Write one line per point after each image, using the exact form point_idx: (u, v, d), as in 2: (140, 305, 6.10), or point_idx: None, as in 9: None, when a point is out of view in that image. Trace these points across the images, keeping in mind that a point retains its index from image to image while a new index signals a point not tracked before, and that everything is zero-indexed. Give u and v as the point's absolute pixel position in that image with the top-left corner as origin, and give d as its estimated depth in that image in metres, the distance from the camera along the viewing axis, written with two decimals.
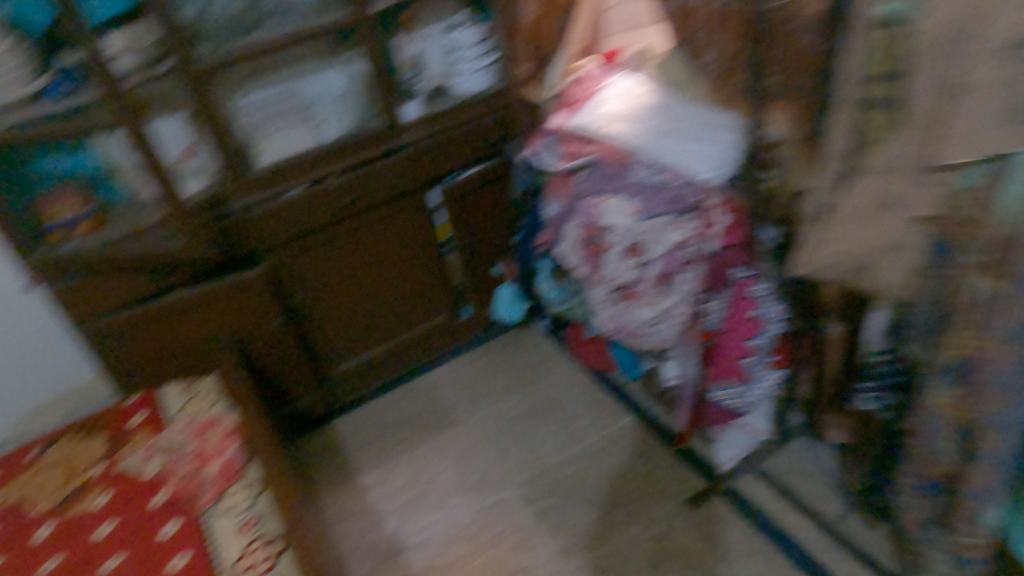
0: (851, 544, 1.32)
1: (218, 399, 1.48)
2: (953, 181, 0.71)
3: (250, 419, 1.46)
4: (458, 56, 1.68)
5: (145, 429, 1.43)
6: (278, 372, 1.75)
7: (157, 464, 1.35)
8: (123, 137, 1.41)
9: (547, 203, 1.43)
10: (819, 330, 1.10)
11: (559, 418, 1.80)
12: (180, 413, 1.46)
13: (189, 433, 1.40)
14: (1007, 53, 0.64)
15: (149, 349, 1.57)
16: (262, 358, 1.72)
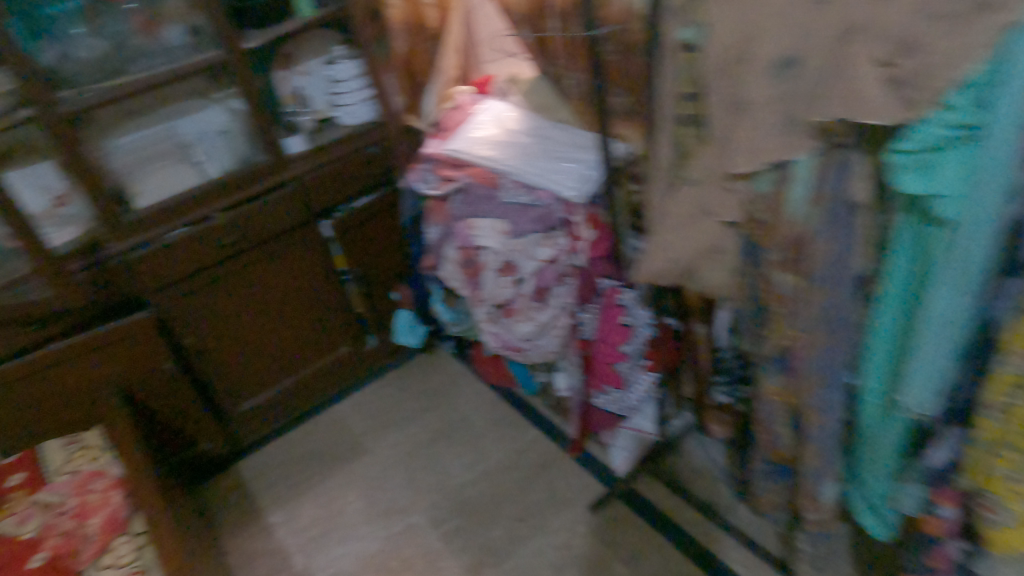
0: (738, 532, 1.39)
1: (104, 451, 1.43)
2: (752, 187, 0.79)
3: (143, 465, 1.41)
4: (339, 89, 1.70)
5: (21, 489, 1.36)
6: (174, 420, 1.66)
7: (35, 524, 1.28)
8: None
9: (427, 228, 1.45)
10: (689, 328, 1.12)
11: (466, 438, 1.82)
12: (62, 468, 1.40)
13: (70, 489, 1.35)
14: (775, 72, 0.72)
15: (23, 410, 1.44)
16: (155, 408, 1.62)
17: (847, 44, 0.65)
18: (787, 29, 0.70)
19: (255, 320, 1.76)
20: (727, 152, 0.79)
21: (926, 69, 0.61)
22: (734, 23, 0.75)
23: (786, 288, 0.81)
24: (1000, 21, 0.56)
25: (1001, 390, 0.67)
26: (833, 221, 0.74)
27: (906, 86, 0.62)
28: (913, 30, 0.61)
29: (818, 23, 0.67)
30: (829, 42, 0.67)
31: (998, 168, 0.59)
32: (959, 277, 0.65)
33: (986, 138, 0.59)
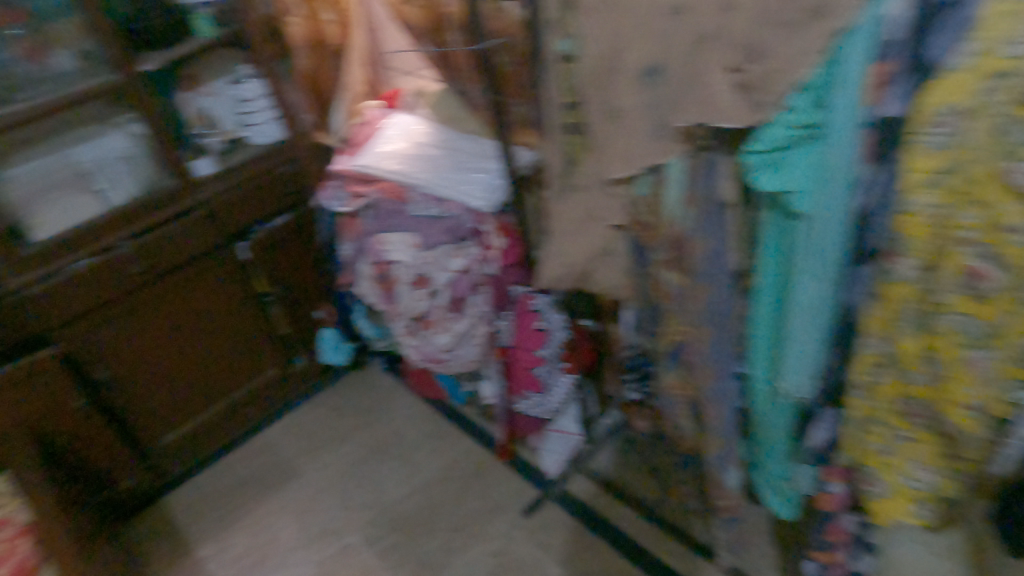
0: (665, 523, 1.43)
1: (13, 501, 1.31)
2: (633, 191, 0.82)
3: (44, 517, 1.33)
4: (248, 108, 1.60)
5: None
6: (90, 460, 1.58)
7: None
8: None
9: (342, 244, 1.45)
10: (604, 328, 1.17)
11: (399, 452, 1.81)
12: None
13: None
14: (643, 80, 0.75)
15: None
16: (66, 449, 1.54)
17: (703, 52, 0.69)
18: (651, 39, 0.74)
19: (173, 349, 1.69)
20: (607, 159, 0.82)
21: (770, 74, 0.65)
22: (604, 34, 0.78)
23: (673, 285, 0.84)
24: (829, 28, 0.61)
25: (864, 368, 0.72)
26: (707, 219, 0.77)
27: (754, 90, 0.66)
28: (757, 37, 0.65)
29: (677, 33, 0.71)
30: (687, 50, 0.70)
31: (840, 163, 0.63)
32: (815, 265, 0.69)
33: (828, 137, 0.64)
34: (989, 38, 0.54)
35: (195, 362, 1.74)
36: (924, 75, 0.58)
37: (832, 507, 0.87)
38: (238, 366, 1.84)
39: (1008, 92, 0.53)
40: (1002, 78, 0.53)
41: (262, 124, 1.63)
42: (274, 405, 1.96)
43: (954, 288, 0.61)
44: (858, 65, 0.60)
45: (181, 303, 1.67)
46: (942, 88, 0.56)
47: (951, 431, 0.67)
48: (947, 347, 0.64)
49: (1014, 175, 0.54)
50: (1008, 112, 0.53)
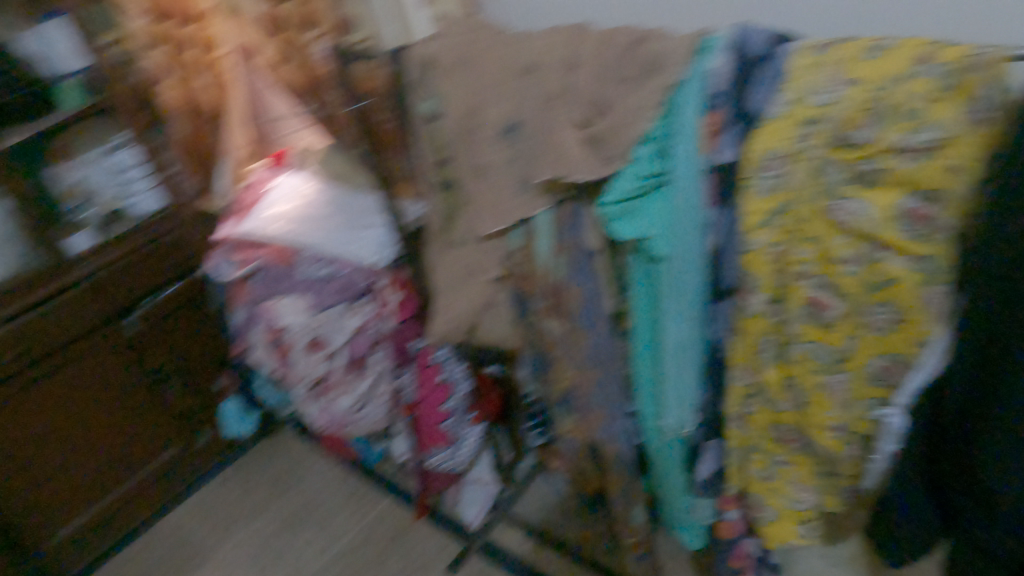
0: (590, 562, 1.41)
1: None
2: (506, 244, 0.83)
3: None
4: (126, 177, 1.54)
5: None
6: None
7: None
8: None
9: (231, 312, 1.39)
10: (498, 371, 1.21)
11: (315, 521, 1.68)
12: None
13: None
14: (503, 137, 0.77)
15: None
16: None
17: (554, 108, 0.72)
18: (508, 98, 0.76)
19: (55, 444, 1.45)
20: (478, 214, 0.82)
21: (616, 127, 0.67)
22: (463, 95, 0.80)
23: (555, 332, 0.85)
24: (662, 84, 0.65)
25: (738, 399, 0.75)
26: (579, 267, 0.79)
27: (601, 145, 0.69)
28: (603, 93, 0.69)
29: (530, 92, 0.74)
30: (540, 107, 0.73)
31: (688, 207, 0.66)
32: (680, 305, 0.71)
33: (673, 183, 0.67)
34: (798, 89, 0.59)
35: (85, 456, 1.52)
36: (748, 123, 0.62)
37: (731, 534, 0.88)
38: (131, 451, 1.62)
39: (821, 136, 0.58)
40: (812, 124, 0.59)
41: (141, 194, 1.55)
42: (175, 485, 1.75)
43: (798, 318, 0.65)
44: (691, 116, 0.64)
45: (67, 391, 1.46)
46: (764, 133, 0.61)
47: (819, 449, 0.71)
48: (805, 373, 0.68)
49: (836, 212, 0.59)
50: (823, 154, 0.58)
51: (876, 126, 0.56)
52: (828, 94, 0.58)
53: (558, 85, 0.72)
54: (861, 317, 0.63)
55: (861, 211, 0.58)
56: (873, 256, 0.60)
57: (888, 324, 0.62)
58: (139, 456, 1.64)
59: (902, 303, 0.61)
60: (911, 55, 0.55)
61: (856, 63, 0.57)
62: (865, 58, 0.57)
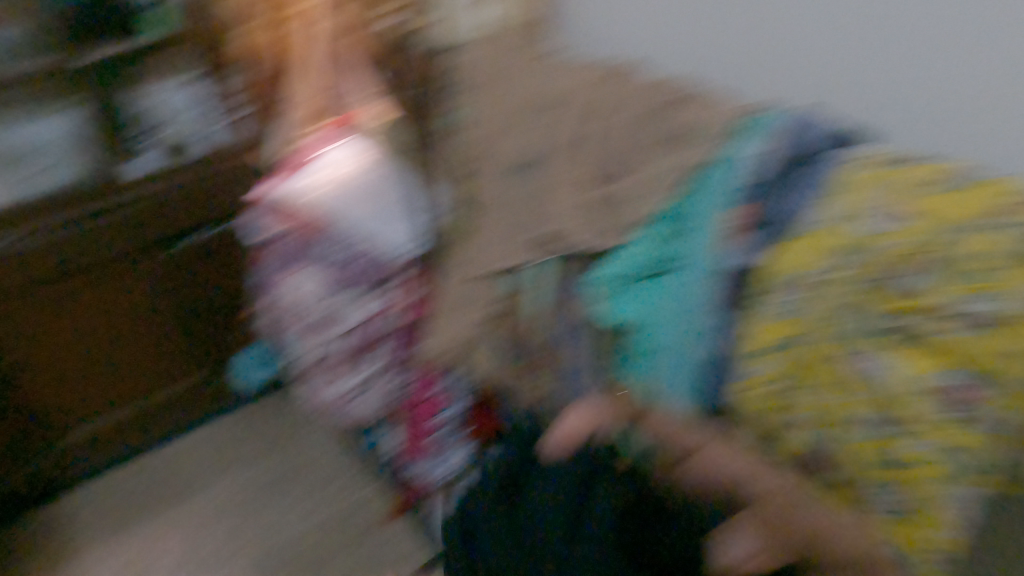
0: None
1: None
2: (500, 286, 0.77)
3: None
4: (186, 115, 1.66)
5: None
6: None
7: None
8: None
9: (263, 266, 1.39)
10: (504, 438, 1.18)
11: (303, 488, 1.77)
12: None
13: None
14: (523, 170, 0.73)
15: None
16: None
17: (569, 156, 0.69)
18: (527, 134, 0.74)
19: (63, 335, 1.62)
20: (483, 245, 0.79)
21: (634, 192, 0.63)
22: (496, 117, 0.77)
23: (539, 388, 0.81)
24: (678, 162, 0.60)
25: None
26: (565, 335, 0.72)
27: (615, 206, 0.64)
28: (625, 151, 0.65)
29: (558, 131, 0.71)
30: (553, 150, 0.70)
31: (692, 306, 0.58)
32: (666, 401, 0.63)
33: (686, 275, 0.59)
34: (836, 206, 0.52)
35: (56, 356, 1.63)
36: (772, 230, 0.55)
37: None
38: (108, 353, 1.71)
39: (847, 273, 0.50)
40: (840, 254, 0.50)
41: (203, 134, 1.65)
42: (167, 396, 1.86)
43: (792, 464, 0.56)
44: (713, 208, 0.57)
45: (105, 286, 1.63)
46: (791, 250, 0.53)
47: None
48: None
49: (851, 366, 0.50)
50: (853, 296, 0.50)
51: (922, 277, 0.46)
52: (863, 223, 0.50)
53: (575, 132, 0.70)
54: (864, 492, 0.51)
55: (878, 369, 0.48)
56: (879, 433, 0.49)
57: (897, 507, 0.50)
58: (119, 358, 1.74)
59: (914, 493, 0.48)
60: (976, 200, 0.46)
61: (908, 193, 0.49)
62: (916, 193, 0.48)
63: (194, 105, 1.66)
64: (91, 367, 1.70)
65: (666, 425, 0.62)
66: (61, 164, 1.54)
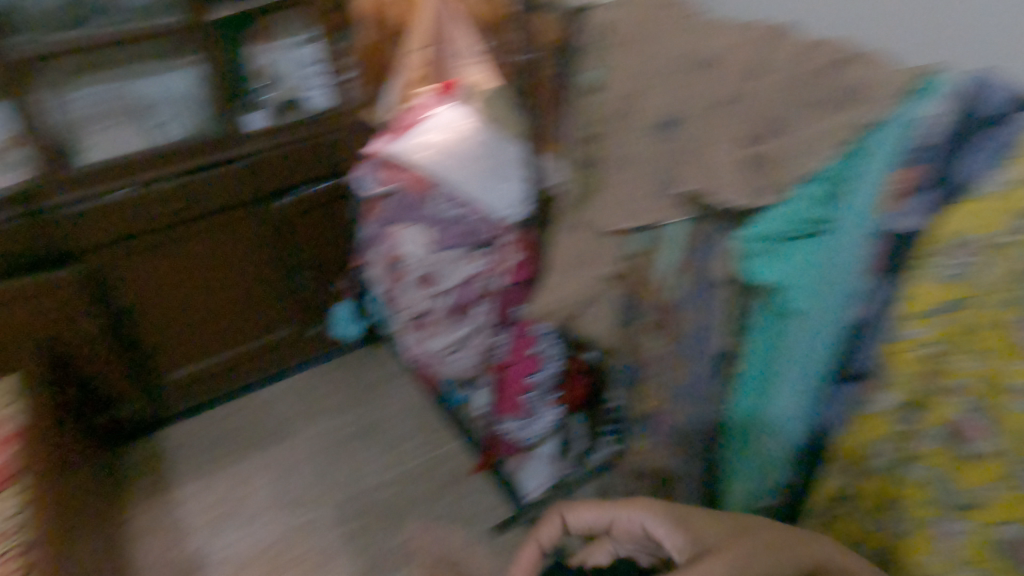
0: None
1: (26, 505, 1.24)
2: (626, 245, 0.76)
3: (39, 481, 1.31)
4: (305, 71, 1.73)
5: None
6: (82, 366, 1.68)
7: None
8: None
9: (365, 226, 1.44)
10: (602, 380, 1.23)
11: (387, 439, 1.82)
12: None
13: None
14: (655, 132, 0.71)
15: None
16: (76, 352, 1.65)
17: (718, 115, 0.66)
18: (666, 89, 0.71)
19: (177, 279, 1.75)
20: (607, 204, 0.78)
21: (783, 152, 0.60)
22: (630, 74, 0.75)
23: (656, 350, 0.81)
24: (846, 122, 0.57)
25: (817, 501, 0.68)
26: (695, 296, 0.72)
27: (762, 166, 0.61)
28: (776, 111, 0.62)
29: (696, 91, 0.68)
30: (701, 108, 0.67)
31: (841, 269, 0.58)
32: (801, 366, 0.63)
33: (837, 237, 0.58)
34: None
35: (171, 297, 1.76)
36: (949, 191, 0.52)
37: None
38: (216, 297, 1.83)
39: None
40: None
41: (316, 89, 1.75)
42: (264, 344, 1.96)
43: (932, 434, 0.55)
44: (877, 169, 0.55)
45: (215, 234, 1.74)
46: (965, 215, 0.51)
47: None
48: (916, 499, 0.58)
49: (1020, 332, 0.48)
50: None
51: None
52: None
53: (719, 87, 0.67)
54: (1013, 468, 0.50)
55: None
56: None
57: None
58: (225, 303, 1.84)
59: None
60: None
61: None
62: None
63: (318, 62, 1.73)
64: (199, 310, 1.81)
65: (584, 516, 0.78)
66: (174, 121, 1.65)
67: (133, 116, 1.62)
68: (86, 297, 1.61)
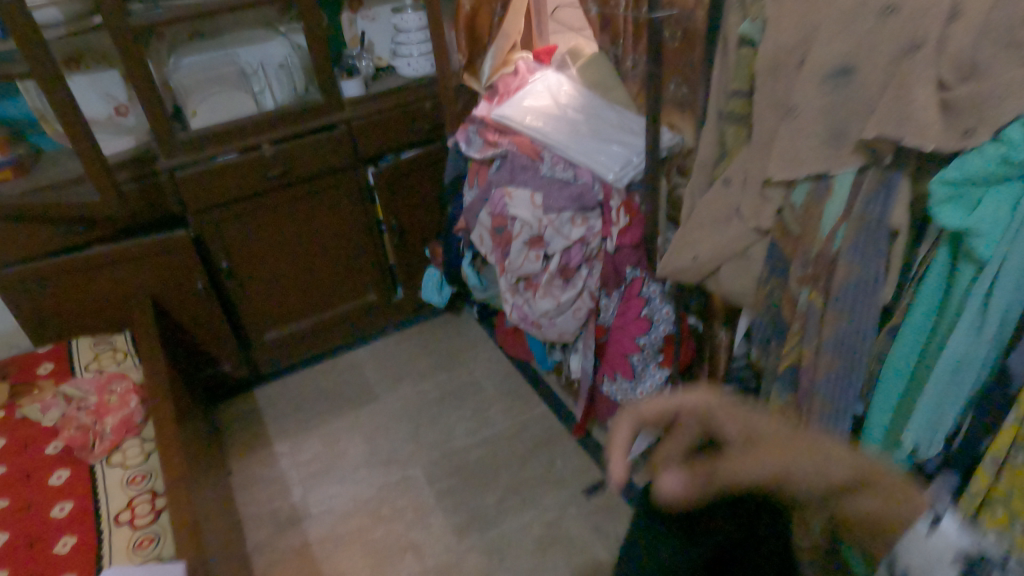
0: None
1: (152, 451, 1.30)
2: (790, 196, 0.78)
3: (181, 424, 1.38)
4: (404, 39, 1.75)
5: (63, 458, 1.29)
6: (187, 326, 1.76)
7: (59, 445, 1.32)
8: (87, 84, 1.54)
9: (467, 191, 1.47)
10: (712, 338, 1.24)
11: (473, 403, 1.85)
12: (108, 463, 1.28)
13: (106, 441, 1.31)
14: (831, 81, 0.67)
15: (95, 288, 1.60)
16: (182, 311, 1.73)
17: (912, 60, 0.61)
18: None
19: (273, 243, 1.80)
20: (765, 157, 0.77)
21: (982, 96, 0.57)
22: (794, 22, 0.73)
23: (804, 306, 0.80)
24: None
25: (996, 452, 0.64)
26: (862, 245, 0.71)
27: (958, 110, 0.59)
28: (980, 52, 0.58)
29: (880, 36, 0.63)
30: (892, 55, 0.63)
31: None
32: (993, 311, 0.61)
33: None
34: None
35: (267, 261, 1.82)
36: None
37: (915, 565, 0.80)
38: (309, 262, 1.88)
39: None
40: None
41: (412, 57, 1.76)
42: (351, 309, 2.02)
43: None
44: None
45: (313, 198, 1.79)
46: None
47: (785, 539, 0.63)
48: None
49: None
50: None
51: None
52: None
53: None
54: None
55: None
56: None
57: None
58: (317, 268, 1.90)
59: None
60: None
61: None
62: None
63: (422, 29, 1.73)
64: (293, 274, 1.88)
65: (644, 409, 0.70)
66: (267, 91, 1.68)
67: (231, 84, 1.64)
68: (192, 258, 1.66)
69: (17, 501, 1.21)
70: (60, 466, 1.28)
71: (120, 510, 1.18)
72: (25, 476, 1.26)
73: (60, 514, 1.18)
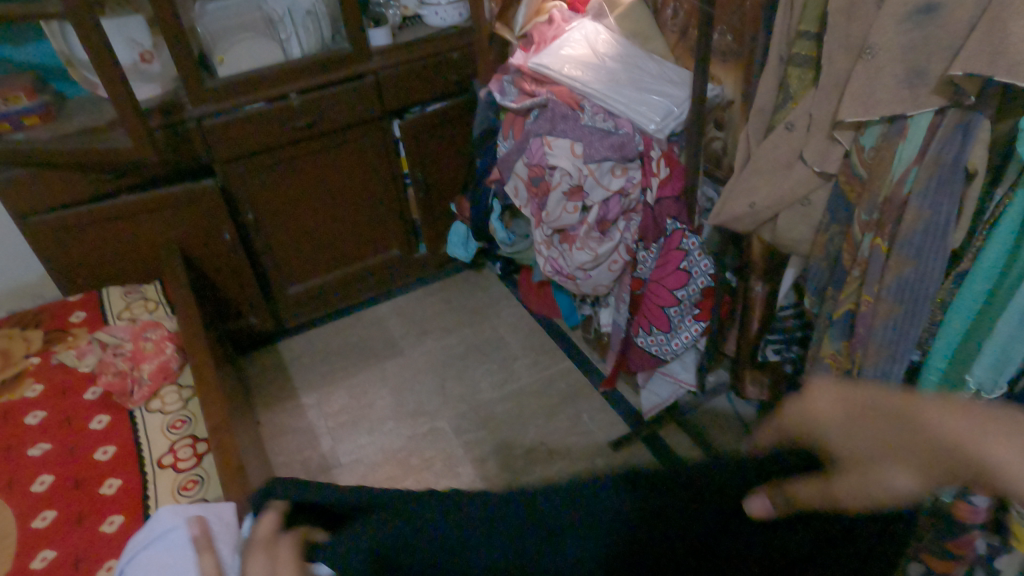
0: (706, 444, 1.53)
1: (190, 398, 1.32)
2: (858, 138, 0.78)
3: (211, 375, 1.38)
4: None
5: (102, 403, 1.30)
6: (214, 276, 1.76)
7: (98, 390, 1.33)
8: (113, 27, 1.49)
9: (503, 141, 1.45)
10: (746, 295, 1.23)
11: (499, 357, 1.87)
12: (148, 409, 1.29)
13: (144, 388, 1.31)
14: (915, 17, 0.66)
15: (122, 237, 1.59)
16: (208, 262, 1.73)
17: None
18: None
19: (299, 194, 1.79)
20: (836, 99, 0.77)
21: None
22: None
23: (868, 252, 0.80)
24: None
25: None
26: (936, 188, 0.71)
27: None
28: None
29: None
30: None
31: None
32: None
33: None
34: None
35: (292, 213, 1.81)
36: None
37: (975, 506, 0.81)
38: (333, 215, 1.87)
39: None
40: None
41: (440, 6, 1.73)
42: (374, 263, 2.02)
43: None
44: None
45: (340, 151, 1.78)
46: None
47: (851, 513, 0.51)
48: None
49: None
50: None
51: None
52: None
53: None
54: None
55: None
56: None
57: None
58: (342, 221, 1.90)
59: None
60: None
61: None
62: None
63: None
64: (318, 226, 1.87)
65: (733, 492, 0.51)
66: (294, 39, 1.63)
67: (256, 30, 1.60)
68: (220, 209, 1.65)
69: (60, 445, 1.22)
70: (99, 411, 1.29)
71: (163, 454, 1.20)
72: (65, 421, 1.27)
73: (103, 457, 1.20)
